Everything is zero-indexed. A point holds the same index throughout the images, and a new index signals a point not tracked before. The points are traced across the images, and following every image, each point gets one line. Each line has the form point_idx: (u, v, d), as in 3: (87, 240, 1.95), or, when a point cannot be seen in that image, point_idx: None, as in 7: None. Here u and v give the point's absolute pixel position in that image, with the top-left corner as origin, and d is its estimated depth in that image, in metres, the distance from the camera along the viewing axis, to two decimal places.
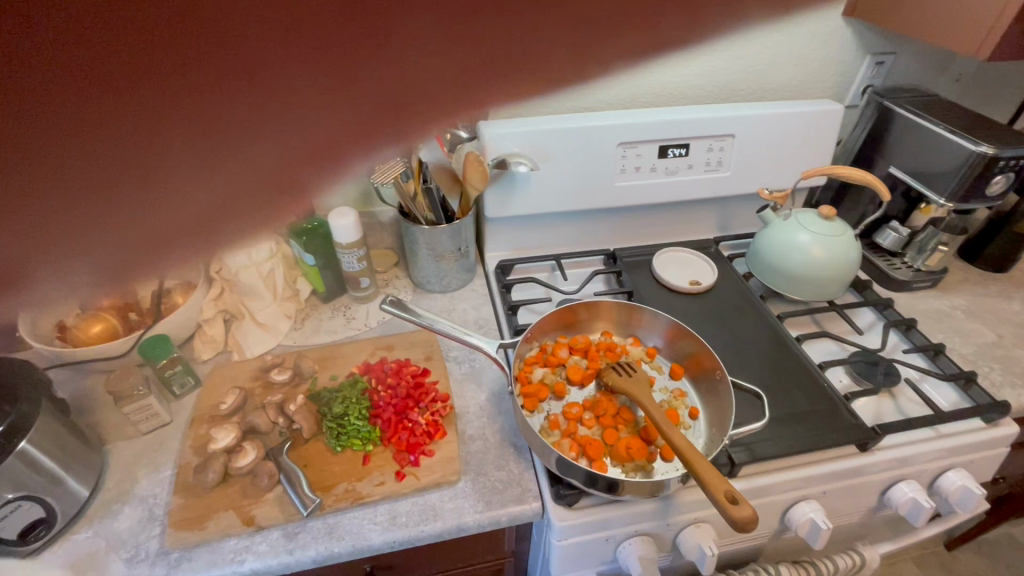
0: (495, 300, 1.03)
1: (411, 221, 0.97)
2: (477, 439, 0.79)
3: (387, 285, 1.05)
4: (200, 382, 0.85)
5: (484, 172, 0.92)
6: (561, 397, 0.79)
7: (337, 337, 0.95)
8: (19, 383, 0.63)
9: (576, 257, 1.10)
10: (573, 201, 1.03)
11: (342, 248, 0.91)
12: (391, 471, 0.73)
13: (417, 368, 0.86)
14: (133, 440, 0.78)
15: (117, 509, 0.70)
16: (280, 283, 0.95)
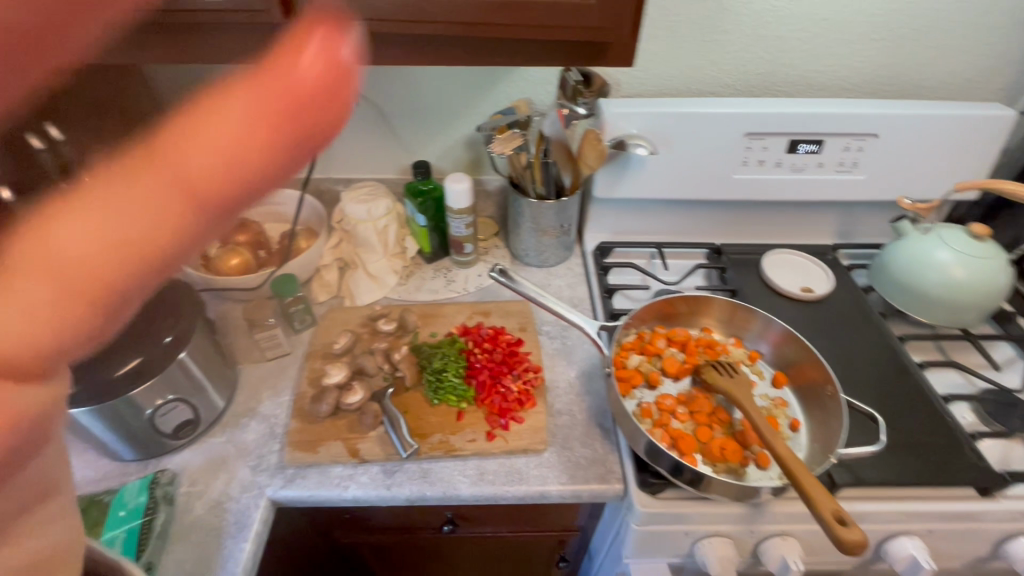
0: (591, 281, 1.03)
1: (520, 193, 0.99)
2: (565, 413, 0.80)
3: (487, 253, 1.08)
4: (316, 321, 0.93)
5: (601, 153, 0.91)
6: (655, 386, 0.78)
7: (438, 297, 0.99)
8: (180, 301, 0.72)
9: (679, 248, 1.06)
10: (684, 189, 0.99)
11: (452, 213, 0.94)
12: (483, 430, 0.77)
13: (512, 337, 0.89)
14: (258, 364, 0.87)
15: (244, 422, 0.79)
16: (391, 239, 1.00)
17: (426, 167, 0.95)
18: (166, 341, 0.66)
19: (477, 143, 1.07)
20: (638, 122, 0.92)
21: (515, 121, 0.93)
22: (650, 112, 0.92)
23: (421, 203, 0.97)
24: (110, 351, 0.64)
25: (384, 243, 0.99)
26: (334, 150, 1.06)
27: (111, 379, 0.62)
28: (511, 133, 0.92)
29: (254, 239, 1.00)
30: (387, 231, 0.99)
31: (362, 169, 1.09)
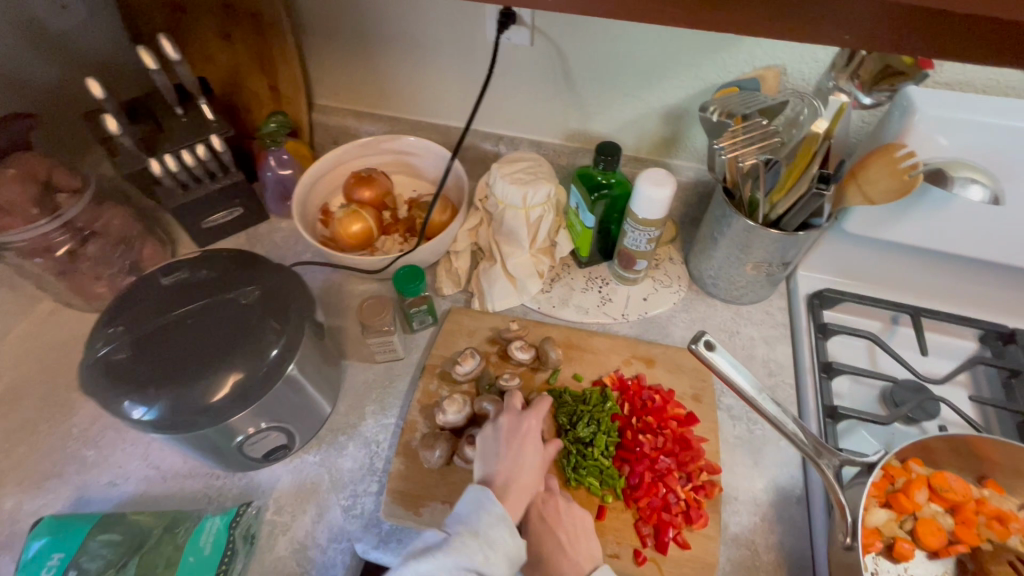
0: (797, 342, 0.74)
1: (738, 207, 0.68)
2: (741, 545, 0.59)
3: (657, 267, 0.82)
4: (438, 323, 0.76)
5: (902, 186, 0.56)
6: (899, 561, 0.54)
7: (587, 321, 0.77)
8: (288, 298, 0.56)
9: (945, 320, 0.73)
10: (996, 250, 0.64)
11: (634, 223, 0.70)
12: (629, 544, 0.58)
13: (683, 412, 0.66)
14: (367, 366, 0.73)
15: (342, 443, 0.66)
16: (543, 234, 0.77)
17: (614, 154, 0.68)
18: (271, 356, 0.53)
19: (680, 119, 0.77)
20: (961, 137, 0.56)
21: (756, 109, 0.62)
22: (993, 124, 0.55)
23: (594, 198, 0.72)
24: (206, 365, 0.51)
25: (532, 237, 0.77)
26: (488, 100, 0.82)
27: (208, 405, 0.50)
28: (750, 129, 0.62)
29: (379, 200, 0.82)
30: (539, 224, 0.76)
31: (517, 127, 0.85)
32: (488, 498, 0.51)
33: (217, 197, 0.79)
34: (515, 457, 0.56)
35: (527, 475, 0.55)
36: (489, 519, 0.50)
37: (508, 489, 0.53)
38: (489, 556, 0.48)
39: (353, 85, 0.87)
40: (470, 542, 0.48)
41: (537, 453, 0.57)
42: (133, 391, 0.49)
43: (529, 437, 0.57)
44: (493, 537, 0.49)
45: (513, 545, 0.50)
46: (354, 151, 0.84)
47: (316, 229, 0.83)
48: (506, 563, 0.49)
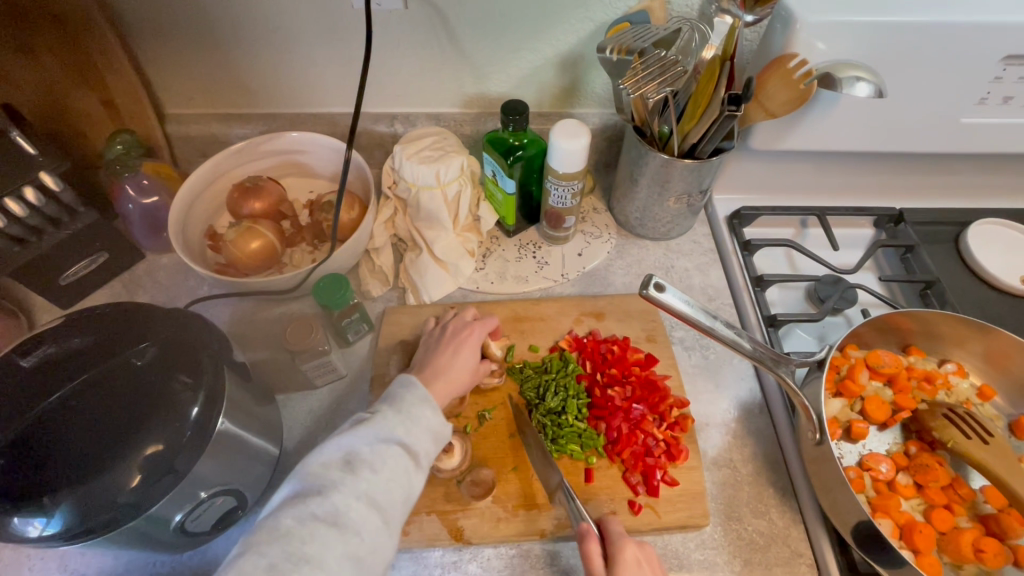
0: (727, 263, 0.77)
1: (649, 143, 0.68)
2: (723, 466, 0.61)
3: (583, 220, 0.81)
4: (374, 328, 0.70)
5: (800, 96, 0.58)
6: (857, 440, 0.58)
7: (528, 289, 0.74)
8: (194, 345, 0.48)
9: (845, 214, 0.79)
10: (878, 141, 0.70)
11: (555, 178, 0.67)
12: (622, 498, 0.58)
13: (642, 355, 0.66)
14: (307, 393, 0.66)
15: None
16: (464, 210, 0.72)
17: (521, 112, 0.64)
18: (194, 417, 0.45)
19: (576, 65, 0.75)
20: (834, 41, 0.59)
21: (651, 42, 0.61)
22: (861, 22, 0.58)
23: (511, 162, 0.69)
24: (112, 447, 0.42)
25: (453, 215, 0.72)
26: (371, 76, 0.74)
27: (125, 493, 0.41)
28: (648, 64, 0.61)
29: (274, 210, 0.73)
30: (458, 200, 0.71)
31: (410, 102, 0.78)
32: (413, 381, 0.54)
33: (70, 245, 0.66)
34: (451, 356, 0.60)
35: (457, 374, 0.59)
36: (412, 399, 0.53)
37: (434, 379, 0.58)
38: (413, 430, 0.51)
39: (209, 85, 0.75)
40: (391, 417, 0.50)
41: (473, 358, 0.61)
42: (22, 504, 0.40)
43: (470, 342, 0.61)
44: (415, 414, 0.51)
45: (437, 421, 0.52)
46: (230, 159, 0.73)
47: (206, 257, 0.72)
48: (431, 438, 0.52)
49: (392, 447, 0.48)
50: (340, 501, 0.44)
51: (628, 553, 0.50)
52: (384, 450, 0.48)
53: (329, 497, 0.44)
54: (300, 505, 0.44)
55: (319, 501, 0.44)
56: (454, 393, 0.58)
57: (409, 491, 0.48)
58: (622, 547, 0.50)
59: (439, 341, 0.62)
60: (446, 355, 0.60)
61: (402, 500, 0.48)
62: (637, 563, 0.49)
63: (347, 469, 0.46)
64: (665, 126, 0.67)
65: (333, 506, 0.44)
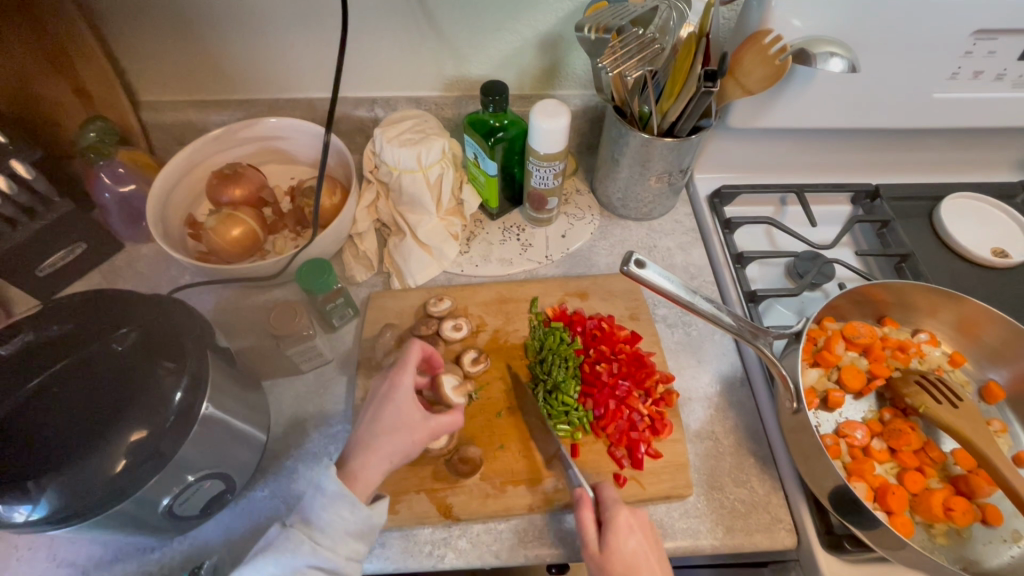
0: (709, 241, 0.78)
1: (629, 123, 0.68)
2: (706, 438, 0.62)
3: (567, 202, 0.82)
4: (359, 313, 0.71)
5: (775, 73, 0.59)
6: (834, 409, 0.60)
7: (513, 271, 0.75)
8: (177, 330, 0.48)
9: (823, 191, 0.80)
10: (853, 118, 0.71)
11: (537, 159, 0.67)
12: (608, 471, 0.59)
13: (628, 332, 0.67)
14: (294, 378, 0.66)
15: (290, 467, 0.60)
16: (447, 193, 0.73)
17: (501, 93, 0.64)
18: (178, 401, 0.45)
19: (556, 46, 0.75)
20: (810, 18, 0.60)
21: (628, 21, 0.61)
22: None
23: (492, 143, 0.69)
24: (95, 433, 0.42)
25: (436, 199, 0.72)
26: (349, 59, 0.73)
27: (110, 477, 0.41)
28: (627, 43, 0.61)
29: (254, 197, 0.72)
30: (440, 182, 0.71)
31: (390, 86, 0.78)
32: (320, 474, 0.48)
33: (49, 237, 0.65)
34: (373, 422, 0.52)
35: (389, 442, 0.51)
36: (322, 503, 0.48)
37: (362, 452, 0.51)
38: (325, 545, 0.47)
39: (183, 71, 0.73)
40: (297, 535, 0.47)
41: (402, 415, 0.52)
42: (6, 491, 0.39)
43: (390, 400, 0.53)
44: (328, 522, 0.48)
45: (353, 522, 0.48)
46: (210, 146, 0.73)
47: (186, 245, 0.71)
48: (349, 540, 0.48)
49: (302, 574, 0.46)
50: None
51: (619, 519, 0.51)
52: None
53: None
54: None
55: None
56: (392, 463, 0.51)
57: None
58: (615, 512, 0.51)
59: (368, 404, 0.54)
60: (367, 421, 0.52)
61: None
62: (630, 528, 0.50)
63: None
64: (646, 107, 0.68)
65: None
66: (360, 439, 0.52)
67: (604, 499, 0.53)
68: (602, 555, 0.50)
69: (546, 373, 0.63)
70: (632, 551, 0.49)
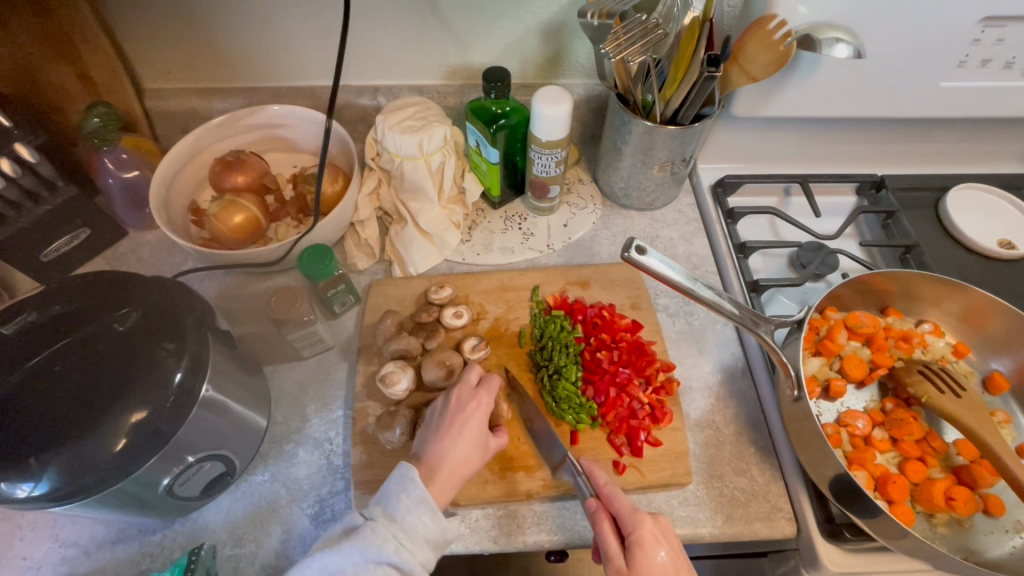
0: (711, 231, 0.78)
1: (631, 110, 0.67)
2: (706, 427, 0.62)
3: (569, 192, 0.81)
4: (361, 300, 0.71)
5: (779, 57, 0.58)
6: (835, 398, 0.59)
7: (514, 260, 0.75)
8: (177, 311, 0.48)
9: (828, 182, 0.80)
10: (859, 106, 0.70)
11: (539, 147, 0.67)
12: (608, 459, 0.59)
13: (629, 320, 0.67)
14: (294, 364, 0.66)
15: (290, 451, 0.60)
16: (449, 181, 0.72)
17: (502, 79, 0.64)
18: (177, 382, 0.45)
19: (559, 33, 0.74)
20: (815, 4, 0.59)
21: (631, 6, 0.61)
22: None
23: (494, 131, 0.69)
24: (95, 413, 0.42)
25: (438, 186, 0.72)
26: (352, 46, 0.73)
27: (110, 456, 0.42)
28: (630, 27, 0.61)
29: (257, 184, 0.72)
30: (442, 170, 0.71)
31: (392, 74, 0.77)
32: (411, 475, 0.48)
33: (51, 221, 0.65)
34: (453, 438, 0.53)
35: (462, 460, 0.52)
36: (407, 502, 0.47)
37: (437, 467, 0.51)
38: (405, 545, 0.46)
39: (186, 58, 0.73)
40: (383, 529, 0.46)
41: (480, 435, 0.54)
42: (7, 468, 0.40)
43: (476, 418, 0.54)
44: (410, 522, 0.47)
45: (434, 530, 0.47)
46: (213, 133, 0.73)
47: (189, 232, 0.72)
48: (426, 548, 0.47)
49: (381, 569, 0.44)
50: None
51: (647, 530, 0.48)
52: (370, 572, 0.43)
53: None
54: None
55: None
56: (461, 480, 0.52)
57: None
58: (637, 524, 0.48)
59: (439, 419, 0.55)
60: (446, 436, 0.53)
61: None
62: (657, 539, 0.47)
63: None
64: (648, 95, 0.67)
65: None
66: (434, 451, 0.52)
67: (619, 509, 0.50)
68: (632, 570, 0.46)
69: (547, 359, 0.63)
70: (664, 562, 0.46)
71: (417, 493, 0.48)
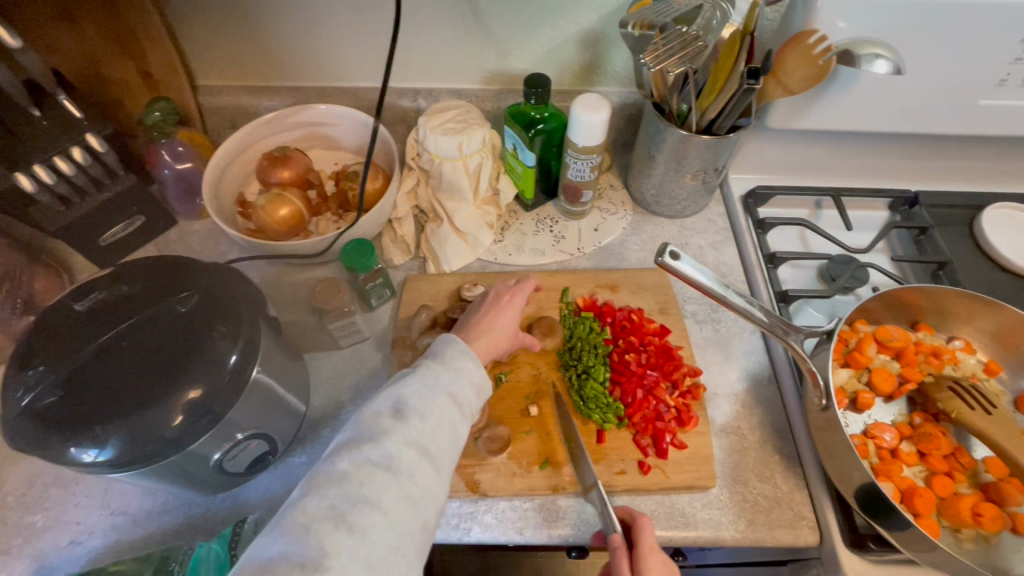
0: (741, 241, 0.78)
1: (666, 119, 0.69)
2: (731, 432, 0.63)
3: (600, 197, 0.83)
4: (396, 294, 0.73)
5: (816, 73, 0.59)
6: (863, 410, 0.60)
7: (545, 261, 0.77)
8: (233, 297, 0.51)
9: (861, 196, 0.80)
10: (895, 122, 0.70)
11: (575, 152, 0.69)
12: (632, 459, 0.60)
13: (657, 325, 0.68)
14: (332, 353, 0.69)
15: (327, 436, 0.63)
16: (485, 182, 0.75)
17: (543, 86, 0.66)
18: (231, 363, 0.48)
19: (597, 43, 0.76)
20: (855, 20, 0.60)
21: (672, 18, 0.62)
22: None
23: (532, 135, 0.71)
24: (157, 388, 0.45)
25: (474, 187, 0.75)
26: (398, 52, 0.76)
27: (169, 429, 0.44)
28: (669, 39, 0.62)
29: (302, 179, 0.75)
30: (479, 171, 0.73)
31: (434, 78, 0.80)
32: (454, 337, 0.56)
33: (111, 208, 0.69)
34: (491, 320, 0.61)
35: (497, 339, 0.60)
36: (454, 353, 0.54)
37: (477, 337, 0.59)
38: (456, 381, 0.51)
39: (238, 57, 0.77)
40: (435, 368, 0.52)
41: (512, 322, 0.62)
42: (78, 435, 0.43)
43: (510, 309, 0.63)
44: (458, 365, 0.53)
45: (477, 375, 0.53)
46: (262, 130, 0.76)
47: (236, 223, 0.75)
48: (473, 390, 0.52)
49: (440, 397, 0.49)
50: (393, 446, 0.44)
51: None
52: (433, 398, 0.49)
53: (382, 443, 0.44)
54: (354, 451, 0.44)
55: (372, 446, 0.44)
56: (495, 350, 0.60)
57: (456, 441, 0.49)
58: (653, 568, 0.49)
59: (479, 303, 0.63)
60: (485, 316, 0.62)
61: (449, 449, 0.48)
62: None
63: (397, 418, 0.46)
64: (684, 105, 0.68)
65: (386, 450, 0.44)
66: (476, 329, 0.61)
67: (642, 552, 0.50)
68: None
69: (576, 358, 0.65)
70: None
71: (457, 348, 0.54)
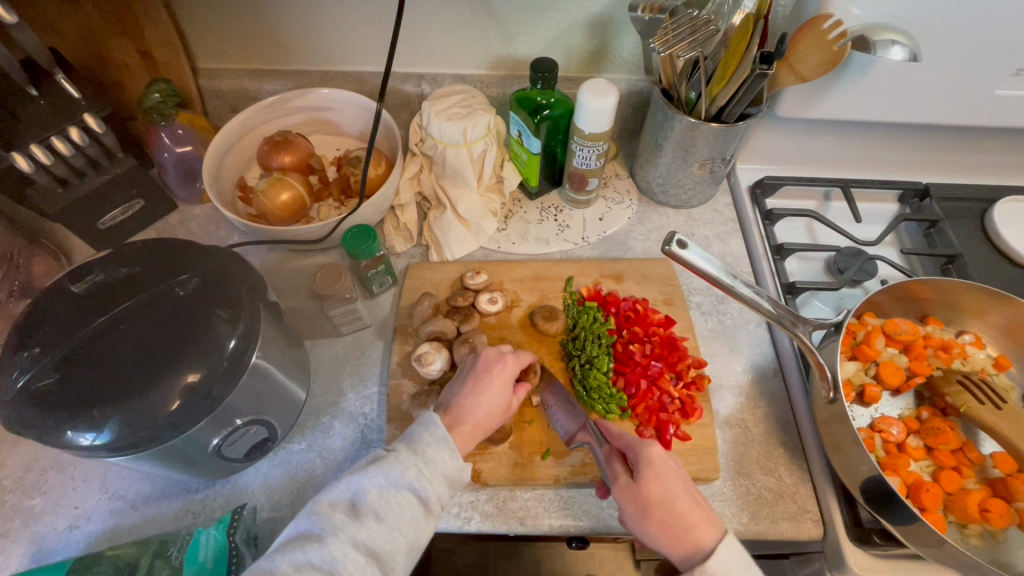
0: (748, 232, 0.77)
1: (675, 107, 0.67)
2: (735, 425, 0.62)
3: (605, 186, 0.82)
4: (397, 282, 0.73)
5: (832, 58, 0.57)
6: (869, 404, 0.59)
7: (549, 250, 0.76)
8: (232, 279, 0.50)
9: (871, 188, 0.79)
10: (906, 112, 0.69)
11: (581, 138, 0.67)
12: None
13: (662, 316, 0.67)
14: (333, 340, 0.68)
15: (327, 423, 0.62)
16: (489, 169, 0.74)
17: (549, 70, 0.65)
18: (230, 348, 0.47)
19: (605, 28, 0.75)
20: (869, 6, 0.59)
21: (682, 3, 0.62)
22: None
23: (537, 121, 0.69)
24: (153, 373, 0.44)
25: (478, 174, 0.74)
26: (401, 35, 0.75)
27: (165, 415, 0.44)
28: (679, 22, 0.61)
29: (303, 164, 0.74)
30: (483, 158, 0.72)
31: (438, 64, 0.79)
32: (432, 420, 0.52)
33: (109, 190, 0.68)
34: (477, 395, 0.55)
35: (484, 416, 0.55)
36: (429, 440, 0.51)
37: (459, 423, 0.54)
38: (425, 475, 0.49)
39: (239, 40, 0.76)
40: (404, 460, 0.49)
41: (503, 395, 0.56)
42: (75, 419, 0.42)
43: (499, 380, 0.56)
44: (430, 455, 0.50)
45: (452, 466, 0.50)
46: (263, 113, 0.75)
47: (236, 207, 0.74)
48: (444, 483, 0.50)
49: (402, 493, 0.47)
50: (338, 548, 0.44)
51: (652, 450, 0.52)
52: (393, 494, 0.47)
53: (327, 543, 0.44)
54: (298, 550, 0.43)
55: (317, 548, 0.44)
56: (481, 435, 0.54)
57: (415, 541, 0.48)
58: (645, 446, 0.53)
59: (467, 373, 0.58)
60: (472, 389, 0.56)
61: (404, 549, 0.47)
62: (664, 457, 0.52)
63: (352, 515, 0.46)
64: (693, 91, 0.67)
65: (330, 553, 0.44)
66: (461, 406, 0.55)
67: (626, 442, 0.54)
68: (641, 484, 0.50)
69: (580, 348, 0.64)
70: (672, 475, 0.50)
71: (437, 432, 0.51)
